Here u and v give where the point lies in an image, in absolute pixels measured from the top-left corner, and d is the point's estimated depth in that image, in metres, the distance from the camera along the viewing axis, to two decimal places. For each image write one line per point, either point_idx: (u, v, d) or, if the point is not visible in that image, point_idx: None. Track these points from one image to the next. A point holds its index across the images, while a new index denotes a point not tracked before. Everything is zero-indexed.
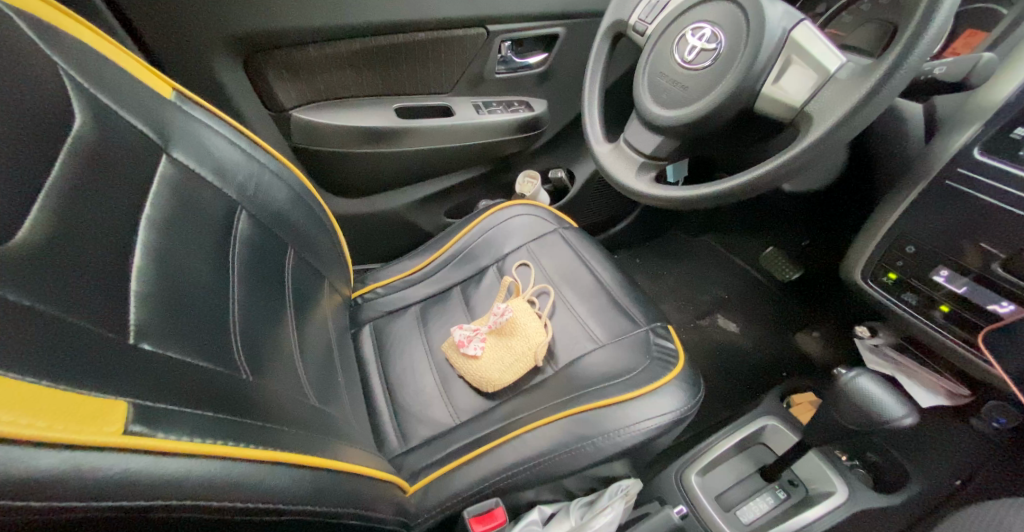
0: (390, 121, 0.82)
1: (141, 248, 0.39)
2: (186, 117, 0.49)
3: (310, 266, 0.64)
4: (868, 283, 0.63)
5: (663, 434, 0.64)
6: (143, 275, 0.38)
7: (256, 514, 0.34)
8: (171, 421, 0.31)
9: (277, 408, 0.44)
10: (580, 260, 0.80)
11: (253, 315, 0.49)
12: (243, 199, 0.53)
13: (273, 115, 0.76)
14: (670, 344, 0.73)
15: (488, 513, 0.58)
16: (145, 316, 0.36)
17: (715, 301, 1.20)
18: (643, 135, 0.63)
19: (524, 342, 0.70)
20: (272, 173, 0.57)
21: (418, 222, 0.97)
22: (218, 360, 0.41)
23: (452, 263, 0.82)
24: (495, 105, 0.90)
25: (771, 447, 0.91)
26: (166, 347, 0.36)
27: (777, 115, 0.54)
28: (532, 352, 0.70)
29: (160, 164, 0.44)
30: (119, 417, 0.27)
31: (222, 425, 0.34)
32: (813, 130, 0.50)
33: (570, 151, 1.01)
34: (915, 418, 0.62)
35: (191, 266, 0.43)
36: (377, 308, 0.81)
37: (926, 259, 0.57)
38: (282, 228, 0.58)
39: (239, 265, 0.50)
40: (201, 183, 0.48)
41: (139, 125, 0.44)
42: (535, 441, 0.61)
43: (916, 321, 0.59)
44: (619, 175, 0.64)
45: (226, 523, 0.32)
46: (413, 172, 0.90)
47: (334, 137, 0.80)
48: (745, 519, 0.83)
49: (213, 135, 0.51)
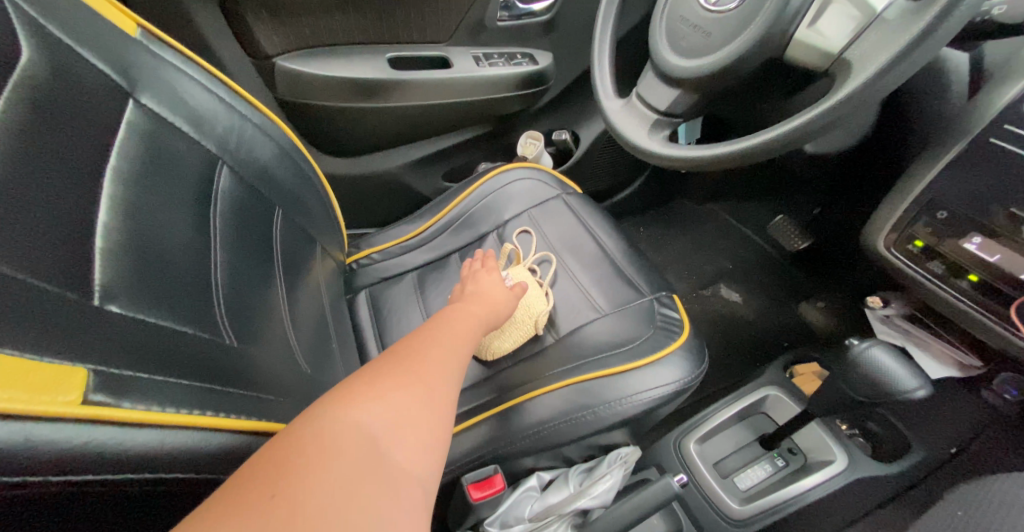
0: (382, 72, 0.76)
1: (108, 202, 0.35)
2: (155, 59, 0.45)
3: (301, 229, 0.61)
4: (891, 251, 0.59)
5: (666, 403, 0.63)
6: (111, 232, 0.34)
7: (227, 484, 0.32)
8: (142, 390, 0.28)
9: (264, 377, 0.41)
10: (583, 228, 0.77)
11: (239, 279, 0.46)
12: (224, 153, 0.49)
13: (254, 63, 0.70)
14: (674, 314, 0.70)
15: (487, 480, 0.58)
16: (114, 277, 0.33)
17: (719, 271, 1.18)
18: (657, 89, 0.58)
19: (525, 311, 0.67)
20: (255, 127, 0.53)
21: (414, 185, 0.92)
22: (198, 324, 0.38)
23: (451, 229, 0.79)
24: (496, 56, 0.84)
25: (771, 416, 0.90)
26: (139, 310, 0.33)
27: (810, 63, 0.50)
28: (533, 320, 0.67)
29: (127, 110, 0.40)
30: (77, 386, 0.25)
31: (199, 394, 0.32)
32: (852, 79, 0.45)
33: (576, 110, 0.96)
34: (928, 390, 0.59)
35: (166, 223, 0.39)
36: (372, 275, 0.78)
37: (957, 225, 0.53)
38: (269, 187, 0.55)
39: (222, 225, 0.46)
40: (174, 134, 0.44)
41: (101, 65, 0.39)
42: (535, 410, 0.60)
43: (937, 289, 0.57)
44: (630, 132, 0.59)
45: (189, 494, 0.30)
46: (408, 130, 0.85)
47: (321, 89, 0.74)
48: (742, 486, 0.83)
49: (188, 82, 0.47)
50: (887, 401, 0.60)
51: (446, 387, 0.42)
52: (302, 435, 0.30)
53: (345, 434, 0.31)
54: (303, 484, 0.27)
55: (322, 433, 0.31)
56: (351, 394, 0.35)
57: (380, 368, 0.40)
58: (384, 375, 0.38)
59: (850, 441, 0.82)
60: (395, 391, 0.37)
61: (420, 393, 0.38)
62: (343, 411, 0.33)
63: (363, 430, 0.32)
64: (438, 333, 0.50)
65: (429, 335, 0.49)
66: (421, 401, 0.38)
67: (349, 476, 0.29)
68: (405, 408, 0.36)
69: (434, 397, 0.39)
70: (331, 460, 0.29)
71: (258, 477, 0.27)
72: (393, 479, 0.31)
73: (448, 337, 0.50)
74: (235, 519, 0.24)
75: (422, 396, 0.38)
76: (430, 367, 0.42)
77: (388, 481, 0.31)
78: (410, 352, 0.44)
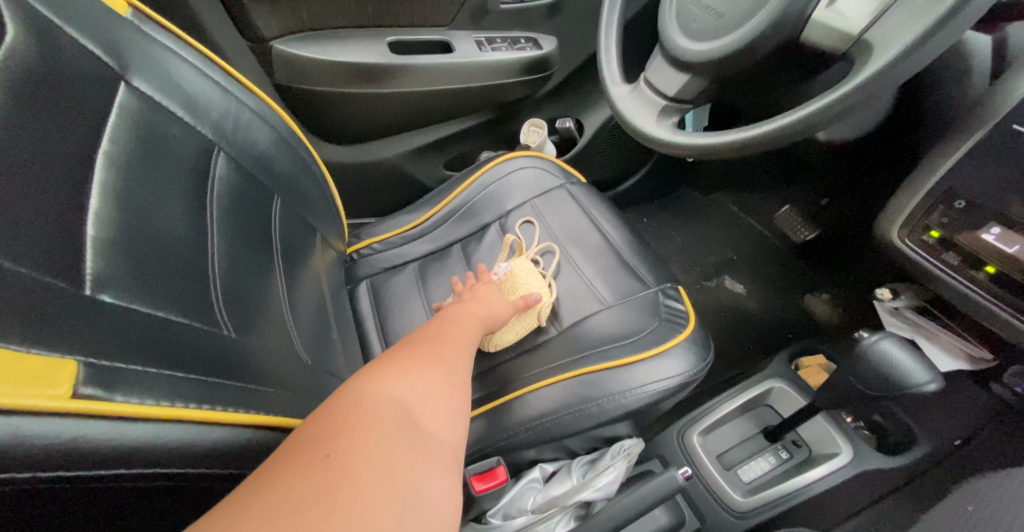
0: (382, 56, 0.74)
1: (100, 188, 0.34)
2: (147, 41, 0.43)
3: (300, 218, 0.59)
4: (905, 243, 0.58)
5: (671, 396, 0.62)
6: (103, 219, 0.33)
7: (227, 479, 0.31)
8: (134, 383, 0.27)
9: (264, 369, 0.40)
10: (587, 218, 0.75)
11: (237, 269, 0.45)
12: (220, 139, 0.48)
13: (251, 47, 0.69)
14: (680, 305, 0.69)
15: (489, 472, 0.57)
16: (106, 265, 0.31)
17: (724, 262, 1.16)
18: (666, 75, 0.57)
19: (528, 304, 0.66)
20: (252, 113, 0.52)
21: (416, 174, 0.91)
22: (195, 314, 0.37)
23: (452, 220, 0.78)
24: (499, 41, 0.82)
25: (776, 409, 0.89)
26: (133, 300, 0.32)
27: (828, 45, 0.48)
28: (536, 311, 0.65)
29: (118, 93, 0.39)
30: (67, 378, 0.24)
31: (195, 387, 0.31)
32: (871, 62, 0.44)
33: (580, 97, 0.94)
34: (940, 384, 0.58)
35: (161, 211, 0.38)
36: (373, 265, 0.77)
37: (975, 215, 0.52)
38: (268, 175, 0.53)
39: (219, 213, 0.45)
40: (168, 118, 0.43)
41: (91, 46, 0.38)
42: (539, 402, 0.59)
43: (950, 281, 0.56)
44: (637, 119, 0.58)
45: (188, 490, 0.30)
46: (409, 118, 0.83)
47: (320, 74, 0.72)
48: (745, 478, 0.83)
49: (182, 65, 0.45)
50: (898, 394, 0.59)
51: (461, 368, 0.43)
52: (339, 402, 0.32)
53: (377, 401, 0.33)
54: (350, 443, 0.28)
55: (358, 403, 0.32)
56: (377, 369, 0.37)
57: (396, 352, 0.41)
58: (402, 357, 0.40)
59: (856, 434, 0.81)
60: (418, 366, 0.39)
61: (439, 371, 0.40)
62: (372, 386, 0.34)
63: (394, 400, 0.33)
64: (441, 330, 0.50)
65: (436, 331, 0.49)
66: (440, 378, 0.39)
67: (389, 437, 0.30)
68: (428, 383, 0.37)
69: (453, 374, 0.41)
70: (371, 423, 0.30)
71: (304, 444, 0.28)
72: (428, 442, 0.32)
73: (452, 333, 0.50)
74: (294, 477, 0.25)
75: (440, 373, 0.39)
76: (447, 351, 0.44)
77: (424, 442, 0.32)
78: (422, 340, 0.45)
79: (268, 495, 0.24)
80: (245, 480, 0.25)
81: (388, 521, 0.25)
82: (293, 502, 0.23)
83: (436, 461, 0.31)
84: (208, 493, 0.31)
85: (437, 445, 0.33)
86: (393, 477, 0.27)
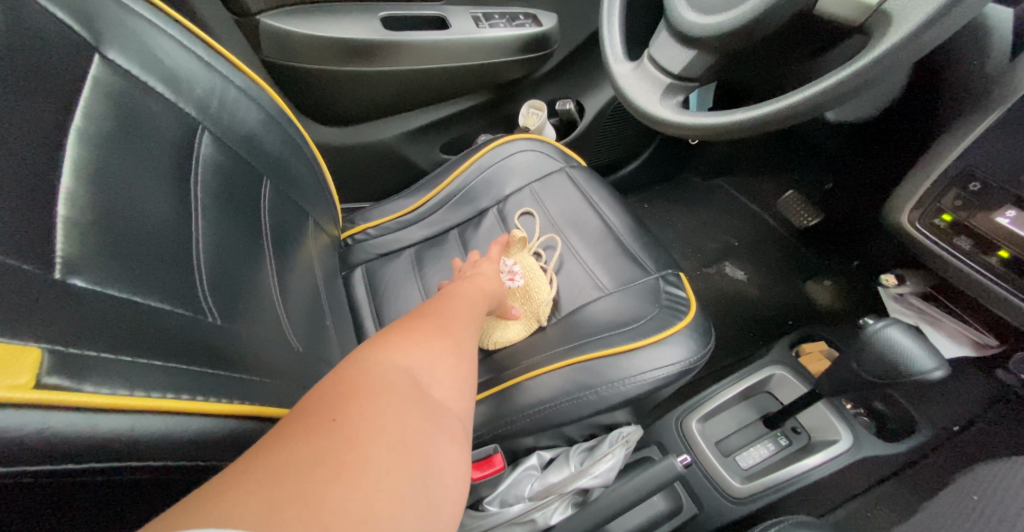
0: (375, 33, 0.72)
1: (73, 165, 0.32)
2: (123, 11, 0.41)
3: (291, 202, 0.57)
4: (916, 228, 0.56)
5: (671, 384, 0.61)
6: (76, 198, 0.31)
7: (208, 473, 0.30)
8: (107, 372, 0.25)
9: (249, 357, 0.39)
10: (587, 203, 0.73)
11: (223, 251, 0.43)
12: (204, 117, 0.45)
13: (237, 21, 0.66)
14: (681, 292, 0.68)
15: (486, 459, 0.56)
16: (78, 246, 0.30)
17: (724, 248, 1.15)
18: (671, 51, 0.54)
19: (528, 303, 0.66)
20: (239, 90, 0.49)
21: (410, 157, 0.88)
22: (176, 299, 0.35)
23: (449, 205, 0.76)
24: (496, 18, 0.80)
25: (776, 395, 0.88)
26: (108, 283, 0.30)
27: (845, 18, 0.47)
28: (534, 314, 0.65)
29: (92, 65, 0.37)
30: (30, 367, 0.22)
31: (175, 376, 0.29)
32: (889, 35, 0.42)
33: (580, 77, 0.91)
34: (946, 371, 0.57)
35: (142, 190, 0.36)
36: (368, 251, 0.75)
37: (990, 198, 0.50)
38: (256, 156, 0.51)
39: (203, 194, 0.43)
40: (147, 93, 0.40)
41: (60, 15, 0.35)
42: (538, 389, 0.58)
43: (960, 265, 0.54)
44: (640, 98, 0.55)
45: (164, 484, 0.28)
46: (404, 98, 0.81)
47: (310, 51, 0.70)
48: (744, 464, 0.82)
49: (161, 37, 0.43)
50: (902, 381, 0.58)
51: (466, 342, 0.42)
52: (343, 373, 0.30)
53: (383, 370, 0.31)
54: (358, 411, 0.26)
55: (363, 373, 0.30)
56: (382, 341, 0.35)
57: (399, 326, 0.39)
58: (407, 331, 0.38)
59: (856, 421, 0.80)
60: (425, 339, 0.37)
61: (445, 344, 0.38)
62: (378, 357, 0.32)
63: (402, 370, 0.32)
64: (446, 304, 0.48)
65: (440, 306, 0.47)
66: (446, 351, 0.37)
67: (397, 407, 0.28)
68: (434, 355, 0.36)
69: (460, 347, 0.39)
70: (380, 391, 0.28)
71: (308, 414, 0.26)
72: (438, 412, 0.30)
73: (456, 309, 0.48)
74: (299, 445, 0.23)
75: (446, 346, 0.38)
76: (455, 326, 0.43)
77: (434, 413, 0.30)
78: (427, 314, 0.43)
79: (271, 463, 0.22)
80: (245, 451, 0.24)
81: (398, 489, 0.23)
82: (300, 468, 0.22)
83: (445, 430, 0.30)
84: (188, 486, 0.30)
85: (446, 415, 0.31)
86: (402, 444, 0.26)
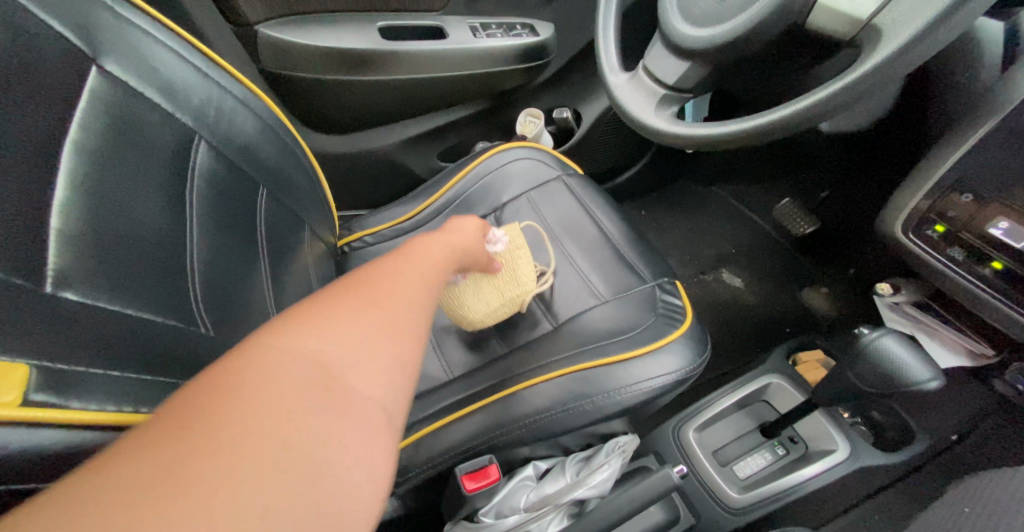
0: (373, 42, 0.72)
1: (67, 177, 0.32)
2: (122, 23, 0.41)
3: (288, 211, 0.57)
4: (908, 237, 0.57)
5: (666, 393, 0.61)
6: (69, 211, 0.31)
7: None
8: (91, 388, 0.26)
9: None
10: (583, 211, 0.74)
11: (217, 260, 0.43)
12: (201, 127, 0.45)
13: (236, 31, 0.66)
14: (677, 300, 0.68)
15: (481, 470, 0.58)
16: (71, 259, 0.30)
17: (721, 255, 1.15)
18: (666, 62, 0.54)
19: (513, 287, 0.63)
20: (237, 100, 0.49)
21: (408, 165, 0.89)
22: (168, 311, 0.35)
23: (445, 213, 0.76)
24: (494, 27, 0.80)
25: (773, 404, 0.88)
26: (97, 296, 0.30)
27: (836, 33, 0.47)
28: (517, 296, 0.64)
29: (89, 77, 0.37)
30: (19, 384, 0.22)
31: (154, 390, 0.30)
32: (881, 48, 0.42)
33: (578, 86, 0.92)
34: (941, 382, 0.57)
35: (137, 201, 0.36)
36: (364, 259, 0.75)
37: (983, 209, 0.50)
38: (253, 165, 0.51)
39: (198, 204, 0.43)
40: (143, 103, 0.40)
41: (58, 27, 0.35)
42: (534, 399, 0.58)
43: (953, 275, 0.55)
44: (635, 108, 0.55)
45: None
46: (401, 107, 0.81)
47: (307, 60, 0.70)
48: (742, 474, 0.82)
49: (159, 48, 0.43)
50: (898, 391, 0.58)
51: (427, 303, 0.34)
52: (257, 344, 0.24)
53: (304, 351, 0.24)
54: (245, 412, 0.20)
55: (277, 353, 0.24)
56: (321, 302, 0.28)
57: (350, 281, 0.32)
58: (354, 289, 0.31)
59: (852, 429, 0.80)
60: (376, 302, 0.30)
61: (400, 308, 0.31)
62: (301, 329, 0.26)
63: (329, 350, 0.25)
64: (403, 254, 0.40)
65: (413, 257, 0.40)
66: (399, 319, 0.30)
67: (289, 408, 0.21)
68: (384, 324, 0.29)
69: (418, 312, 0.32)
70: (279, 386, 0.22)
71: (184, 404, 0.20)
72: (366, 406, 0.24)
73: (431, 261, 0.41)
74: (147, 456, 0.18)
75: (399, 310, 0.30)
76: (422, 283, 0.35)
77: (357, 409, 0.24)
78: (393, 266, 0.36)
79: (88, 486, 0.16)
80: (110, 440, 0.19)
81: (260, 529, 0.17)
82: (119, 497, 0.16)
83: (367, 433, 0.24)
84: None
85: (380, 407, 0.25)
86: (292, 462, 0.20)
